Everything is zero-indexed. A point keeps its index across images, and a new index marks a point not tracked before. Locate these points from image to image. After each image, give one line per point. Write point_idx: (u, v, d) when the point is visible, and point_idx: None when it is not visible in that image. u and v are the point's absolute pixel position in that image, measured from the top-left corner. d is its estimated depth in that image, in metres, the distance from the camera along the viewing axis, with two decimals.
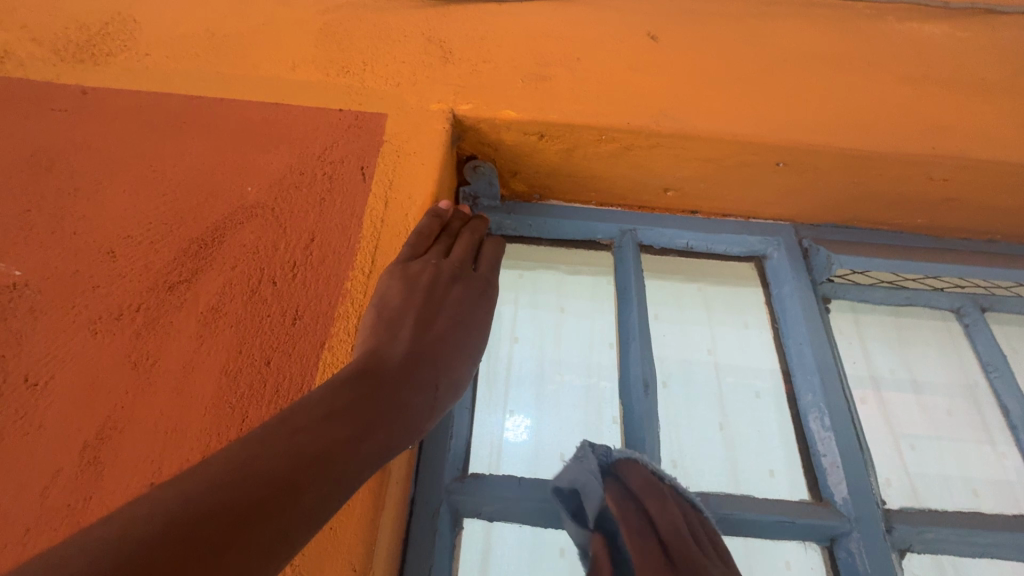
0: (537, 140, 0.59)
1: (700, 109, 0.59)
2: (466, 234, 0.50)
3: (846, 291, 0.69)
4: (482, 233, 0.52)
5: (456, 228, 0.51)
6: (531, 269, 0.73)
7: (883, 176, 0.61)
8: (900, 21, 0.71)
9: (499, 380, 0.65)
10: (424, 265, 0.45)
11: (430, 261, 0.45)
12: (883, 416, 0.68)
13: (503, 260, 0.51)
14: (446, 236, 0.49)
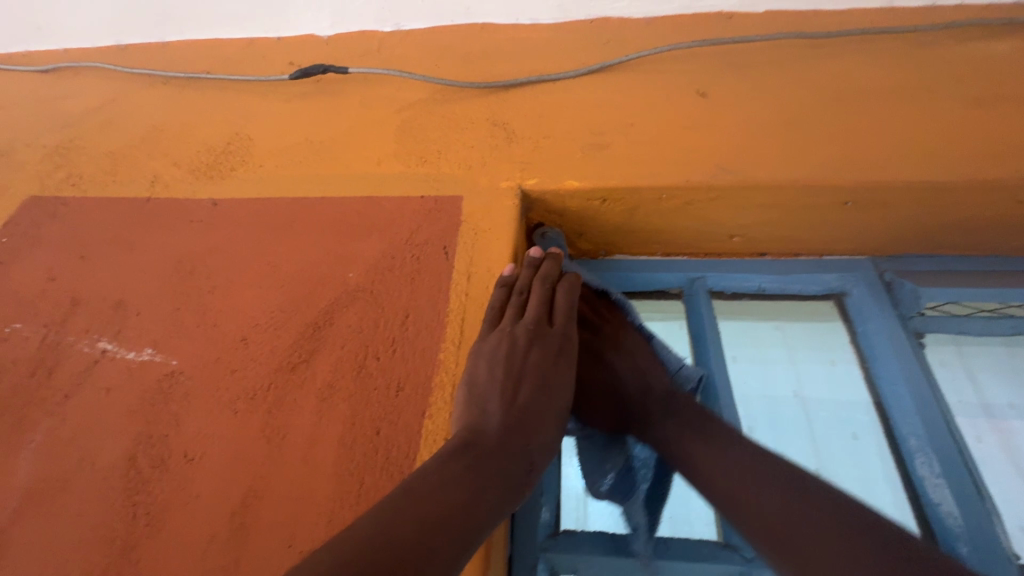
0: (599, 204, 0.63)
1: (758, 158, 0.61)
2: (534, 285, 0.53)
3: (941, 324, 0.64)
4: (551, 275, 0.54)
5: (525, 282, 0.53)
6: None
7: (965, 204, 0.59)
8: (960, 43, 0.70)
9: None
10: (500, 336, 0.48)
11: (505, 329, 0.49)
12: (1006, 452, 0.63)
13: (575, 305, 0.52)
14: (515, 296, 0.52)
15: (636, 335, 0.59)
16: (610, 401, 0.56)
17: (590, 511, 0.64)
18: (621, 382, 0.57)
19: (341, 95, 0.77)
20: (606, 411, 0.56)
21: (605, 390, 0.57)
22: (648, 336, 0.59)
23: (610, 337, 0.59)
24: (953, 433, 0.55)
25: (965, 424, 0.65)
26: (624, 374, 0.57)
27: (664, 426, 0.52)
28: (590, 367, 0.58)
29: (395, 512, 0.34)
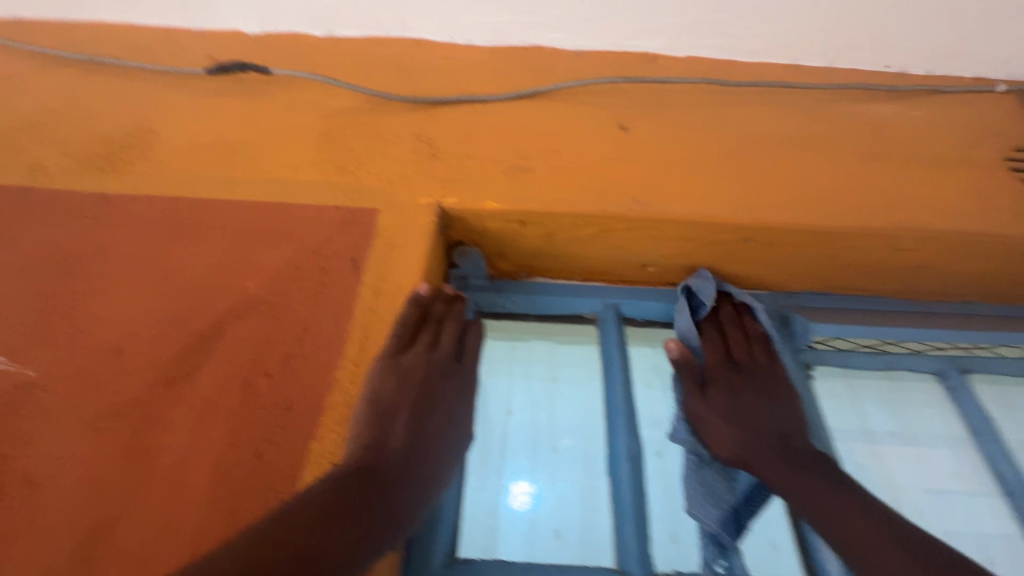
0: (519, 227, 0.63)
1: (670, 193, 0.64)
2: (450, 318, 0.54)
3: (828, 358, 0.70)
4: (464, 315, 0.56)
5: (439, 312, 0.54)
6: (524, 341, 0.76)
7: (848, 248, 0.64)
8: (853, 103, 0.77)
9: (496, 449, 0.69)
10: (415, 360, 0.49)
11: (420, 355, 0.50)
12: (883, 477, 0.67)
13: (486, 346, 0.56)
14: (430, 322, 0.53)
15: (768, 381, 0.58)
16: (737, 426, 0.54)
17: (499, 533, 0.63)
18: (748, 408, 0.55)
19: (263, 96, 0.74)
20: (733, 425, 0.54)
21: (732, 415, 0.55)
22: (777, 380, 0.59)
23: (758, 376, 0.58)
24: (833, 461, 0.59)
25: (852, 448, 0.69)
26: (751, 403, 0.56)
27: (769, 454, 0.51)
28: (722, 388, 0.57)
29: (256, 549, 0.32)
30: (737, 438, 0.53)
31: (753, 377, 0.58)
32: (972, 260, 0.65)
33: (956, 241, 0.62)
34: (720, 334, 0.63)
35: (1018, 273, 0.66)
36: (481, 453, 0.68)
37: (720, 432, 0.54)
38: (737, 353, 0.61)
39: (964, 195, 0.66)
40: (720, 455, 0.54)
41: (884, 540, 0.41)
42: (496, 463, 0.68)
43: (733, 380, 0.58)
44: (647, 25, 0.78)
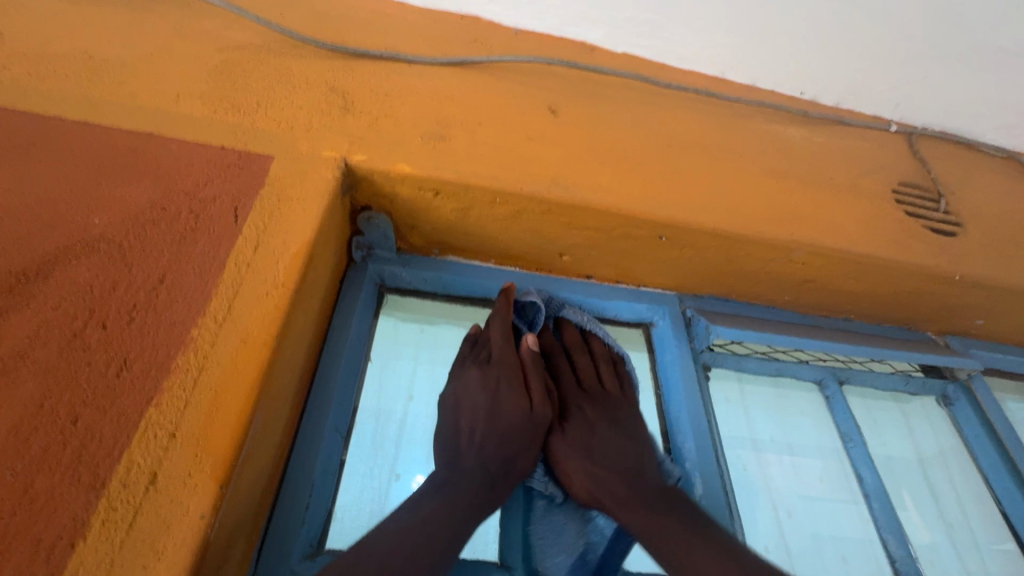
0: (432, 197, 0.59)
1: (590, 181, 0.62)
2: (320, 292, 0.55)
3: (724, 360, 0.73)
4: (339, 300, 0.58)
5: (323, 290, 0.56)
6: (434, 325, 0.70)
7: (751, 256, 0.66)
8: (769, 122, 0.81)
9: (390, 442, 0.61)
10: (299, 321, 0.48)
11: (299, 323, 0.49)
12: (764, 482, 0.69)
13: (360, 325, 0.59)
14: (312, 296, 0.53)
15: (618, 415, 0.57)
16: (596, 464, 0.51)
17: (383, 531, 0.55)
18: (605, 445, 0.53)
19: (150, 16, 0.64)
20: (590, 463, 0.51)
21: (589, 450, 0.52)
22: (631, 414, 0.58)
23: (610, 413, 0.57)
24: (717, 459, 0.60)
25: (736, 455, 0.70)
26: (607, 444, 0.53)
27: (621, 492, 0.49)
28: (579, 429, 0.54)
29: None
30: (604, 477, 0.50)
31: (603, 413, 0.56)
32: (855, 279, 0.69)
33: (844, 258, 0.66)
34: (572, 361, 0.62)
35: (892, 294, 0.72)
36: (373, 442, 0.60)
37: (581, 475, 0.51)
38: (588, 383, 0.60)
39: (854, 217, 0.71)
40: (579, 496, 0.51)
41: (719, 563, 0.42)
42: (391, 453, 0.60)
43: (587, 412, 0.56)
44: (586, 13, 0.76)
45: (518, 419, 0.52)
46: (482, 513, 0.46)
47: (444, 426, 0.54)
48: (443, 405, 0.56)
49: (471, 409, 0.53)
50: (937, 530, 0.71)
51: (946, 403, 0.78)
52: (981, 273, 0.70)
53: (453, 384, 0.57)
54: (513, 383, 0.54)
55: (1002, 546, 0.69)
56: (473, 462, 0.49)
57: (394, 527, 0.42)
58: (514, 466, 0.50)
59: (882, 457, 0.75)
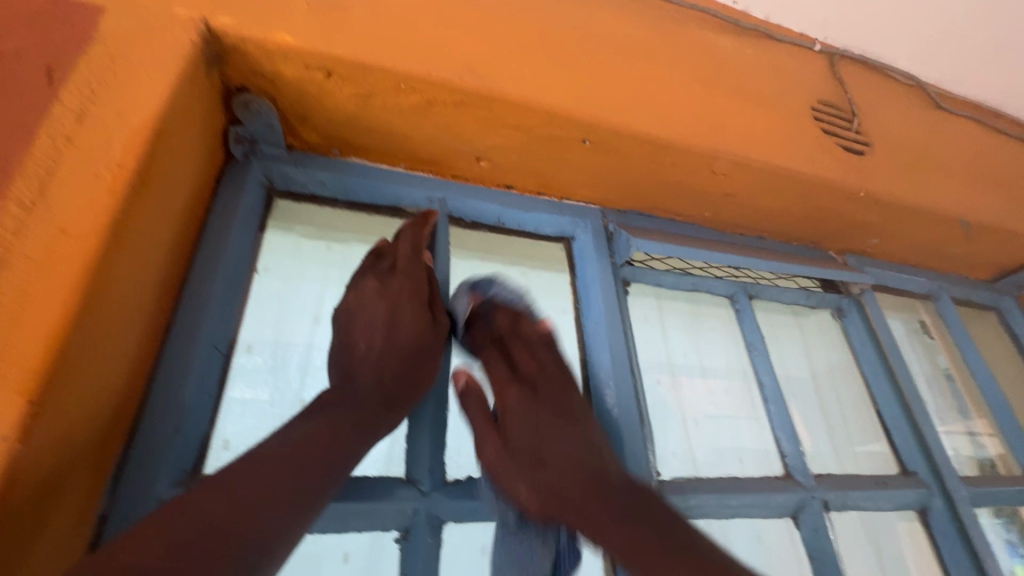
0: (323, 78, 0.50)
1: (509, 71, 0.55)
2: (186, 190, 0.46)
3: (642, 275, 0.71)
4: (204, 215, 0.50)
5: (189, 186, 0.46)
6: (342, 240, 0.63)
7: (674, 165, 0.64)
8: (702, 28, 0.76)
9: (294, 366, 0.54)
10: (150, 211, 0.39)
11: (153, 221, 0.40)
12: (675, 397, 0.72)
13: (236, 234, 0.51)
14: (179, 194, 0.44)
15: (524, 403, 0.46)
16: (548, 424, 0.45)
17: None
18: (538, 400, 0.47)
19: None
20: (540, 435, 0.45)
21: (542, 455, 0.43)
22: (563, 395, 0.48)
23: (547, 393, 0.47)
24: (633, 373, 0.59)
25: (651, 371, 0.72)
26: (559, 455, 0.43)
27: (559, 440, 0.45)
28: (522, 423, 0.45)
29: None
30: (574, 465, 0.42)
31: (551, 397, 0.47)
32: (772, 194, 0.70)
33: (763, 170, 0.66)
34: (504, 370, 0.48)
35: (803, 211, 0.74)
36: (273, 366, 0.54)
37: (557, 454, 0.43)
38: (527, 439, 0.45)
39: (776, 132, 0.70)
40: (552, 485, 0.42)
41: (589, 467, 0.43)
42: (298, 371, 0.54)
43: (522, 396, 0.46)
44: None
45: (420, 332, 0.48)
46: (376, 431, 0.42)
47: (336, 343, 0.47)
48: (338, 317, 0.49)
49: (368, 322, 0.47)
50: (821, 434, 0.77)
51: (840, 316, 0.83)
52: (882, 191, 0.73)
53: (348, 294, 0.49)
54: (415, 296, 0.49)
55: (871, 444, 0.76)
56: (366, 378, 0.44)
57: (261, 455, 0.35)
58: (413, 381, 0.46)
59: (781, 373, 0.79)
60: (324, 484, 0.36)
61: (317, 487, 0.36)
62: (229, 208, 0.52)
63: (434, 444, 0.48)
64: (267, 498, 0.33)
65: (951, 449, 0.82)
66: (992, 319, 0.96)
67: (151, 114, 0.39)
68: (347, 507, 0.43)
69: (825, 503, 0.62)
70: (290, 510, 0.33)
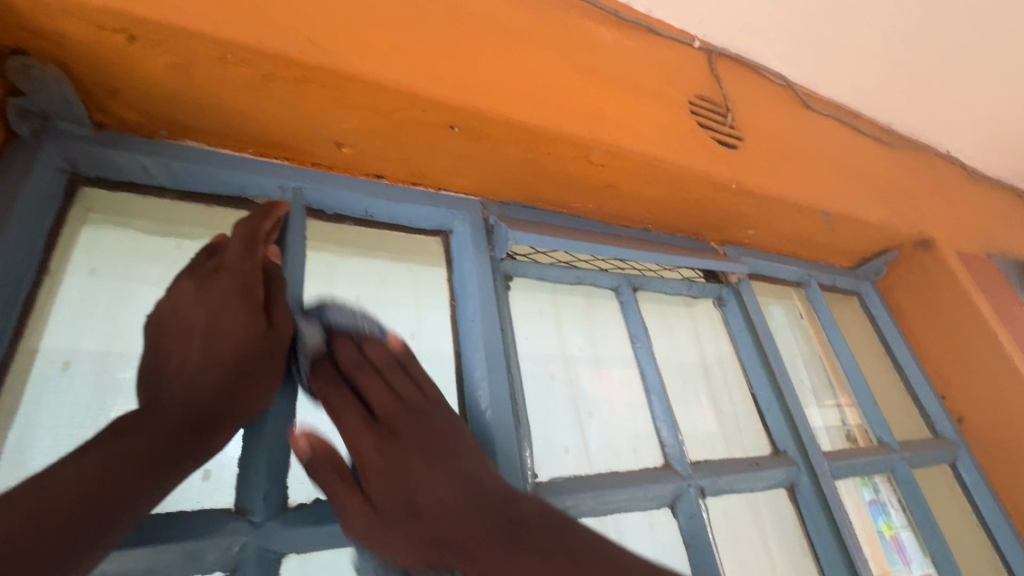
0: (126, 42, 0.42)
1: (361, 45, 0.50)
2: None
3: (525, 269, 0.68)
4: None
5: None
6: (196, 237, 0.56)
7: (550, 155, 0.62)
8: (581, 16, 0.74)
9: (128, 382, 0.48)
10: None
11: None
12: (569, 392, 0.70)
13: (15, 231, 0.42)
14: None
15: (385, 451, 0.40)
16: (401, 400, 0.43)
17: None
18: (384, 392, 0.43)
19: None
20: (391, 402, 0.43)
21: (412, 479, 0.38)
22: (453, 431, 0.42)
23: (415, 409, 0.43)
24: (510, 371, 0.57)
25: (541, 367, 0.70)
26: (434, 496, 0.37)
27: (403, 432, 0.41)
28: (385, 479, 0.39)
29: None
30: (440, 492, 0.37)
31: (413, 437, 0.41)
32: (650, 185, 0.70)
33: (639, 161, 0.66)
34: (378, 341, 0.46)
35: (681, 202, 0.75)
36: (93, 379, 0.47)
37: (423, 487, 0.38)
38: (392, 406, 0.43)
39: (652, 123, 0.70)
40: (417, 504, 0.37)
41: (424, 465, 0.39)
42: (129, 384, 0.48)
43: (381, 449, 0.40)
44: None
45: (245, 336, 0.41)
46: (183, 463, 0.35)
47: (149, 356, 0.41)
48: (150, 325, 0.42)
49: (184, 332, 0.41)
50: (706, 419, 0.79)
51: (720, 304, 0.86)
52: (752, 183, 0.76)
53: (163, 301, 0.43)
54: (240, 296, 0.42)
55: (751, 426, 0.80)
56: (174, 399, 0.37)
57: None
58: (240, 395, 0.40)
59: (668, 361, 0.82)
60: (80, 543, 0.29)
61: (69, 541, 0.29)
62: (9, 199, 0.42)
63: (268, 467, 0.41)
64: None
65: (819, 423, 0.88)
66: (854, 303, 1.05)
67: None
68: (154, 554, 0.36)
69: (702, 489, 0.64)
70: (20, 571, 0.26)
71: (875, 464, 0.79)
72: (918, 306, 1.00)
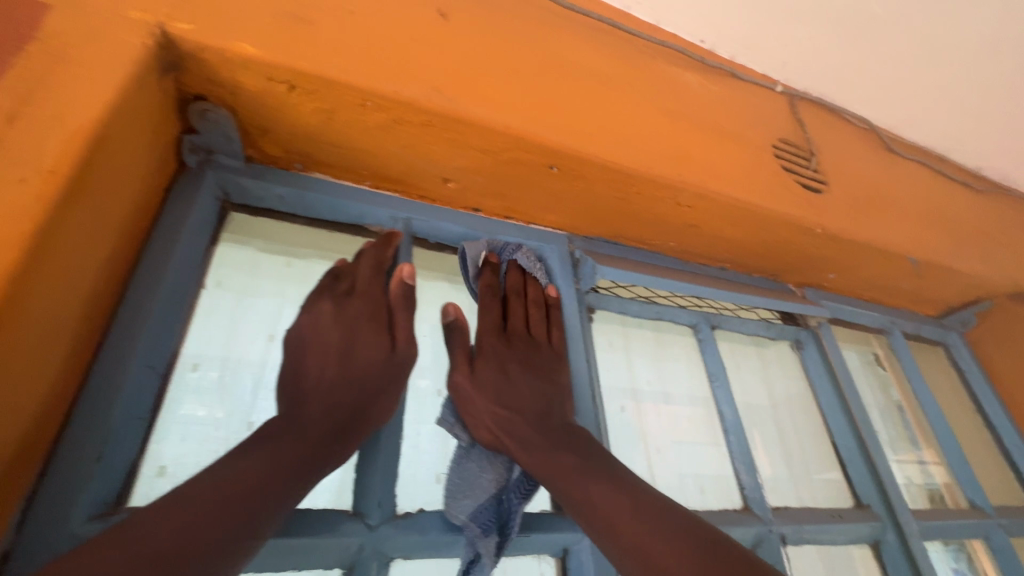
0: (286, 91, 0.49)
1: (478, 94, 0.56)
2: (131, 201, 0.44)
3: (608, 303, 0.72)
4: (154, 227, 0.48)
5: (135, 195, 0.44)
6: (304, 256, 0.60)
7: (639, 195, 0.64)
8: (669, 64, 0.78)
9: (241, 390, 0.50)
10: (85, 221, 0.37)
11: (89, 232, 0.38)
12: (640, 424, 0.70)
13: (184, 249, 0.48)
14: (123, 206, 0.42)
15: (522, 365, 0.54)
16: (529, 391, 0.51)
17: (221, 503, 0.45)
18: (523, 365, 0.53)
19: None
20: (520, 378, 0.52)
21: (524, 436, 0.47)
22: (562, 395, 0.53)
23: (546, 415, 0.50)
24: (595, 401, 0.58)
25: (615, 398, 0.71)
26: (596, 495, 0.43)
27: (530, 419, 0.49)
28: (506, 425, 0.48)
29: None
30: (550, 461, 0.46)
31: (524, 353, 0.54)
32: (733, 226, 0.71)
33: (725, 203, 0.67)
34: (524, 300, 0.60)
35: (763, 244, 0.76)
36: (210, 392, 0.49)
37: (535, 453, 0.46)
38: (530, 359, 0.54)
39: (738, 166, 0.72)
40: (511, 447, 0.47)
41: (574, 466, 0.45)
42: (242, 398, 0.50)
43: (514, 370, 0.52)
44: None
45: (376, 359, 0.47)
46: (324, 467, 0.39)
47: (288, 368, 0.45)
48: (288, 342, 0.47)
49: (322, 349, 0.46)
50: (781, 464, 0.77)
51: (798, 347, 0.85)
52: (838, 228, 0.76)
53: (301, 317, 0.48)
54: (372, 321, 0.49)
55: (828, 474, 0.77)
56: (316, 408, 0.42)
57: (176, 496, 0.32)
58: (371, 412, 0.44)
59: (743, 403, 0.79)
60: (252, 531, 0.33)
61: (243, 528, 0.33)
62: (181, 221, 0.49)
63: (383, 475, 0.46)
64: (176, 544, 0.30)
65: (902, 479, 0.83)
66: (940, 353, 1.00)
67: (95, 117, 0.37)
68: (283, 544, 0.40)
69: (782, 536, 0.63)
70: (205, 553, 0.31)
71: (965, 527, 0.75)
72: (1013, 362, 0.95)
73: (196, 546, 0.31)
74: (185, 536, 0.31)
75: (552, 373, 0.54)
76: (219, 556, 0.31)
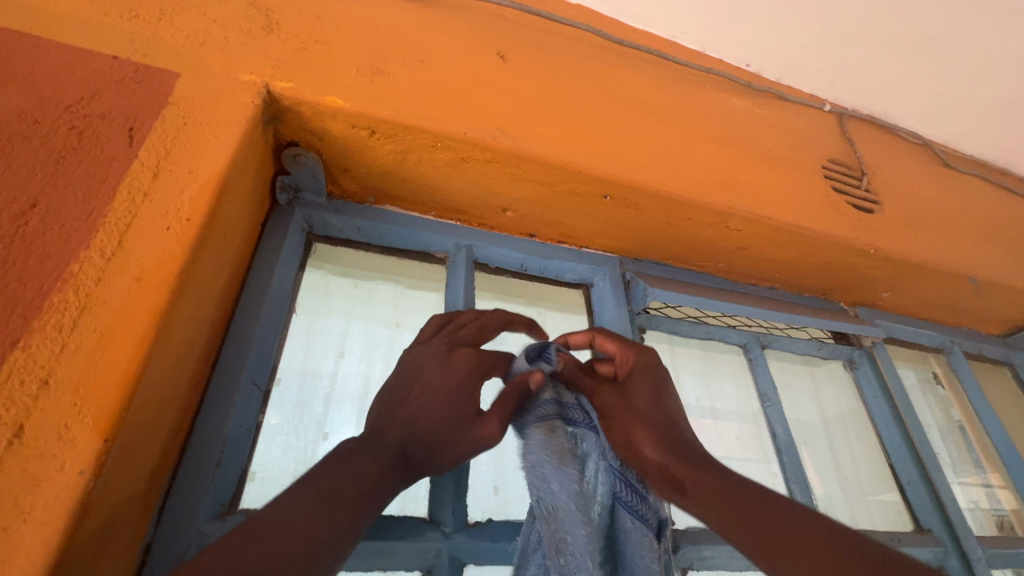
0: (367, 136, 0.54)
1: (537, 131, 0.60)
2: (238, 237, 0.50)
3: (659, 322, 0.74)
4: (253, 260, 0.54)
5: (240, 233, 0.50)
6: (369, 280, 0.65)
7: (690, 220, 0.67)
8: (715, 90, 0.80)
9: (316, 401, 0.55)
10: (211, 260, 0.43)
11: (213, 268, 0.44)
12: None
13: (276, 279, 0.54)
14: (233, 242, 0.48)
15: (656, 367, 0.52)
16: (643, 425, 0.47)
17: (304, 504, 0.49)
18: (625, 407, 0.49)
19: None
20: (632, 419, 0.48)
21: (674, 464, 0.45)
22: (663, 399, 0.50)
23: (676, 429, 0.47)
24: None
25: None
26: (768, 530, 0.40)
27: (671, 446, 0.46)
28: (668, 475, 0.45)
29: None
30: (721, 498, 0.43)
31: (628, 393, 0.50)
32: (783, 248, 0.73)
33: (775, 226, 0.69)
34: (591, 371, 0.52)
35: (814, 264, 0.76)
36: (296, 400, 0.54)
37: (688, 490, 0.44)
38: (629, 400, 0.49)
39: (787, 189, 0.73)
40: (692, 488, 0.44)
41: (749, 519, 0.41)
42: (321, 408, 0.55)
43: (625, 402, 0.49)
44: None
45: (453, 415, 0.44)
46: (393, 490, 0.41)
47: (391, 392, 0.47)
48: (394, 374, 0.49)
49: (423, 385, 0.46)
50: (834, 483, 0.77)
51: (851, 367, 0.84)
52: (891, 249, 0.76)
53: (411, 351, 0.50)
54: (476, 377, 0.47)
55: (885, 496, 0.76)
56: (394, 437, 0.43)
57: (287, 500, 0.37)
58: (434, 458, 0.44)
59: (791, 419, 0.80)
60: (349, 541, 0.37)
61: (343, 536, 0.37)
62: (273, 253, 0.55)
63: (456, 487, 0.50)
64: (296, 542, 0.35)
65: (965, 503, 0.81)
66: (1005, 374, 0.97)
67: (219, 169, 0.44)
68: (370, 546, 0.44)
69: None
70: (327, 545, 0.36)
71: None
72: None
73: (316, 545, 0.35)
74: (307, 533, 0.35)
75: (635, 389, 0.50)
76: (331, 557, 0.36)
